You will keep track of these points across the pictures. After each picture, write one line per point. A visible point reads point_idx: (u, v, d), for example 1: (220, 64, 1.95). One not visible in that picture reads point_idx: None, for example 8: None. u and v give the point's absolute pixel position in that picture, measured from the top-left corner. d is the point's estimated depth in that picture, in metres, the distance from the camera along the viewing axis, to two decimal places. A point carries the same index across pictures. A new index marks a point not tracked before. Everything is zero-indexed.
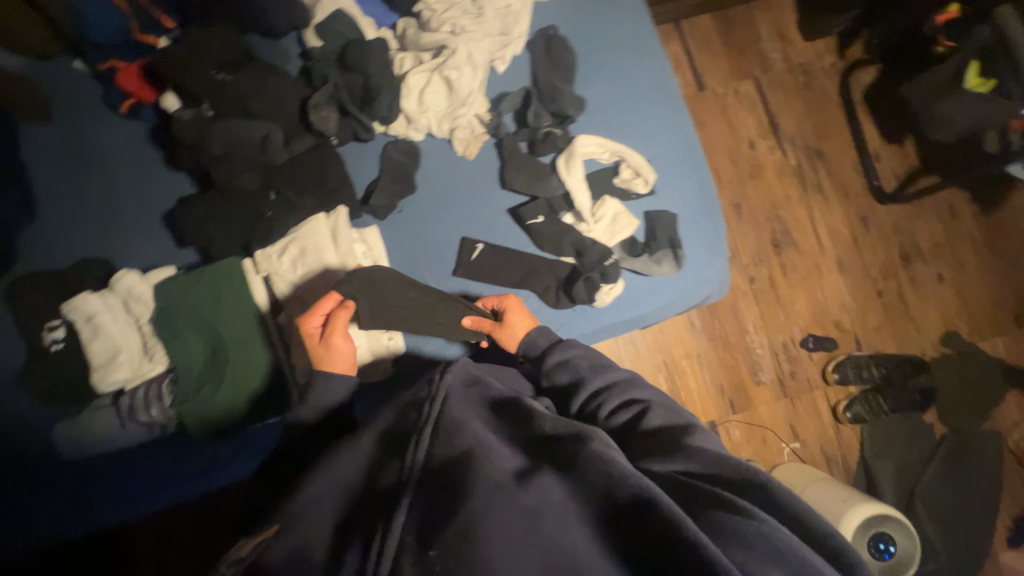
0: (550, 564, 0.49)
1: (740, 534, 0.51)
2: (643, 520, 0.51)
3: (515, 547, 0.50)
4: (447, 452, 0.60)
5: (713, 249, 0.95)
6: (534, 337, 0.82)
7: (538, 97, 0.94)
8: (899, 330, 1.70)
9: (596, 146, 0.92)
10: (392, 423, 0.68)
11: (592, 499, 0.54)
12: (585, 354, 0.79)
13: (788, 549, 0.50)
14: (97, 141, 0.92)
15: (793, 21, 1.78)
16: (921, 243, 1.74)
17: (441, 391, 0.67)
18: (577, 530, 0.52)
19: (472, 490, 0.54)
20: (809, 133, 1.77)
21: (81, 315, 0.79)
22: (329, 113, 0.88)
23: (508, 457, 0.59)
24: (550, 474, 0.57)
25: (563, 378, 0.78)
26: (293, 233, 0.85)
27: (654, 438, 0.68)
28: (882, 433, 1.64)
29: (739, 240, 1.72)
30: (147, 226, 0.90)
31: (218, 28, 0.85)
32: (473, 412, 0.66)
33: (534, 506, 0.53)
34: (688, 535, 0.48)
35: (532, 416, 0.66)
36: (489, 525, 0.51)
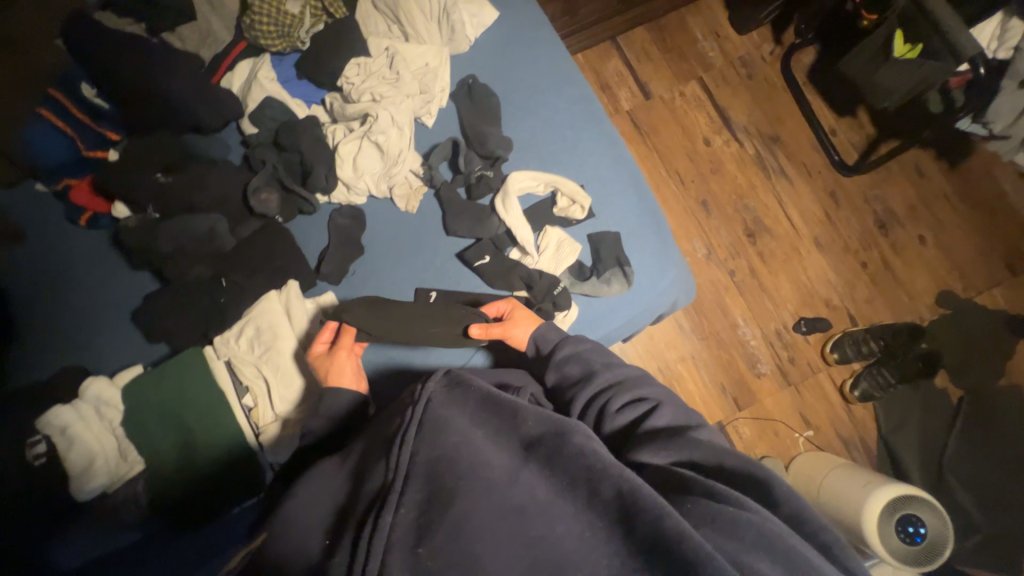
0: (535, 562, 0.48)
1: (735, 528, 0.50)
2: (631, 511, 0.49)
3: (502, 547, 0.49)
4: (436, 452, 0.56)
5: (662, 259, 0.96)
6: (545, 331, 0.82)
7: (466, 144, 0.98)
8: (891, 298, 1.63)
9: (530, 180, 0.95)
10: (377, 430, 0.65)
11: (580, 492, 0.53)
12: (597, 351, 0.79)
13: (781, 539, 0.49)
14: (52, 252, 0.96)
15: (725, 16, 1.77)
16: (896, 208, 1.68)
17: (426, 393, 0.62)
18: (560, 526, 0.50)
19: (460, 491, 0.52)
20: (761, 121, 1.73)
21: (55, 428, 0.82)
22: (270, 195, 0.93)
23: (496, 454, 0.56)
24: (537, 470, 0.55)
25: (573, 371, 0.77)
26: (248, 314, 0.88)
27: (661, 433, 0.67)
28: (897, 408, 1.52)
29: (711, 235, 1.67)
30: (116, 326, 0.94)
31: (158, 137, 0.93)
32: (461, 406, 0.62)
33: (521, 504, 0.52)
34: (674, 525, 0.47)
35: (518, 406, 0.62)
36: (477, 525, 0.50)
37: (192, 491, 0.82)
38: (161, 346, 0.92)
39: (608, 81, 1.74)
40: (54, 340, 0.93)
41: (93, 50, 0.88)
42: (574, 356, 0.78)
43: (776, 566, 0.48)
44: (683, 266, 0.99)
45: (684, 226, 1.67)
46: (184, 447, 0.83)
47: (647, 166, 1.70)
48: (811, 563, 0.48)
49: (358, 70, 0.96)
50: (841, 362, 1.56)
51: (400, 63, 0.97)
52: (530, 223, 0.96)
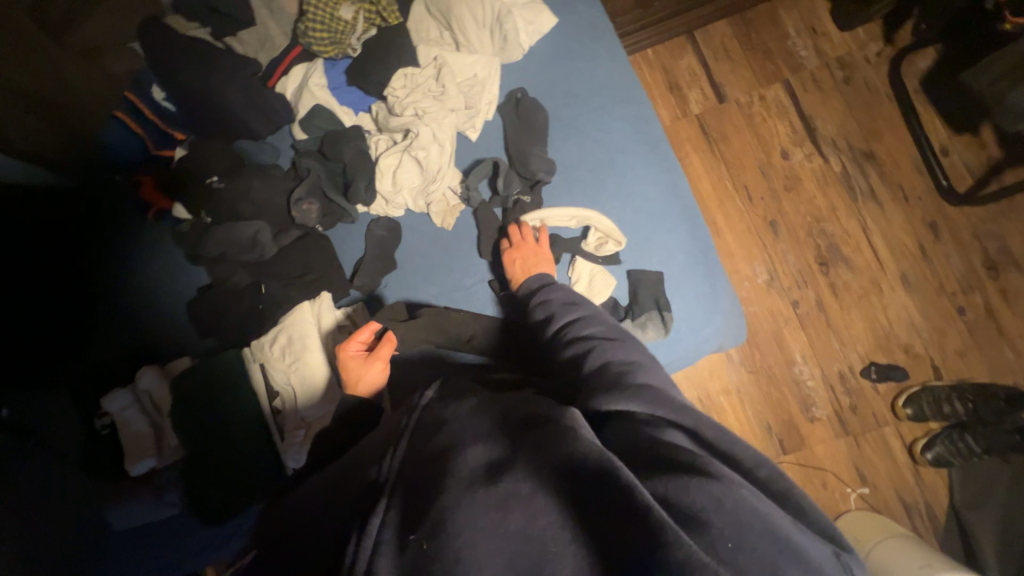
0: (517, 557, 0.38)
1: (683, 491, 0.40)
2: (615, 504, 0.38)
3: (483, 540, 0.39)
4: (426, 449, 0.49)
5: (709, 304, 0.88)
6: (529, 280, 0.81)
7: (507, 163, 0.94)
8: (990, 353, 1.34)
9: (562, 216, 0.89)
10: (370, 444, 0.57)
11: (570, 488, 0.41)
12: (566, 294, 0.76)
13: (728, 499, 0.39)
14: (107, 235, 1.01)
15: (826, 10, 1.52)
16: (1011, 246, 1.38)
17: (423, 400, 0.56)
18: (542, 519, 0.39)
19: (444, 485, 0.43)
20: (854, 134, 1.47)
21: (115, 409, 0.91)
22: (311, 205, 0.95)
23: (478, 449, 0.47)
24: (524, 466, 0.43)
25: (540, 315, 0.76)
26: (282, 322, 0.92)
27: (605, 377, 0.59)
28: (974, 481, 1.27)
29: (777, 260, 1.44)
30: (162, 316, 1.00)
31: (215, 141, 0.98)
32: (458, 407, 0.53)
33: (504, 495, 0.41)
34: (643, 502, 0.37)
35: (508, 401, 0.54)
36: (460, 519, 0.40)
37: (221, 483, 0.86)
38: (208, 340, 0.98)
39: (678, 80, 1.54)
40: (119, 325, 0.99)
41: (169, 60, 0.94)
42: (543, 300, 0.77)
43: (753, 544, 0.37)
44: (733, 313, 0.90)
45: (746, 247, 1.45)
46: (216, 437, 0.88)
47: (712, 179, 1.49)
48: (770, 519, 0.39)
49: (405, 81, 0.94)
50: (914, 419, 1.31)
51: (447, 76, 0.93)
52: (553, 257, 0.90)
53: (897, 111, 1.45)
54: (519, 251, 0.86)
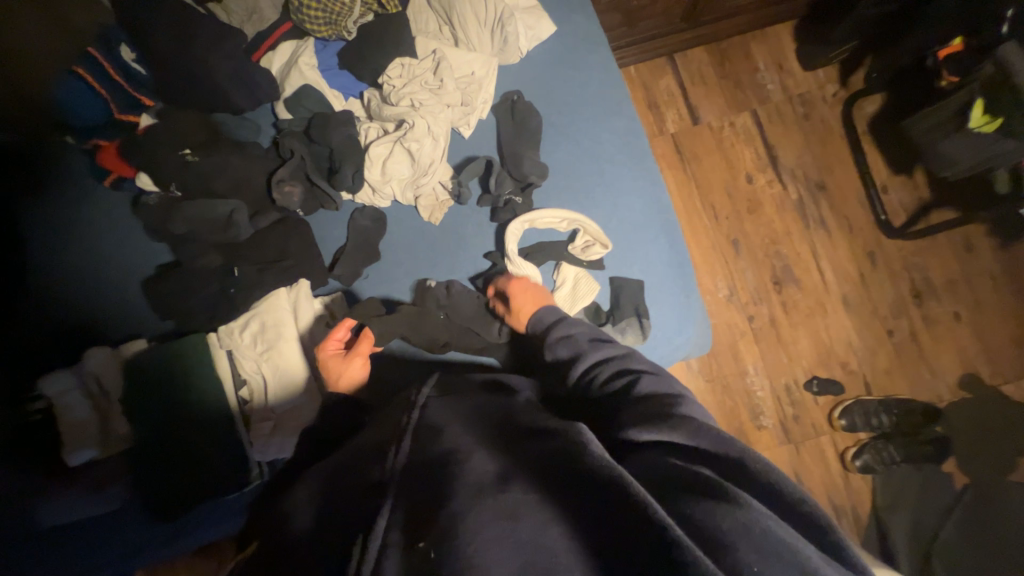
0: (529, 564, 0.38)
1: (706, 514, 0.42)
2: (619, 515, 0.39)
3: (493, 545, 0.38)
4: (428, 453, 0.50)
5: (682, 314, 0.93)
6: (541, 314, 0.81)
7: (500, 162, 0.95)
8: (912, 373, 1.48)
9: (551, 217, 0.92)
10: (368, 442, 0.57)
11: (576, 499, 0.42)
12: (589, 330, 0.77)
13: (756, 525, 0.40)
14: (58, 205, 0.94)
15: (792, 49, 1.64)
16: (934, 278, 1.54)
17: (422, 400, 0.59)
18: (553, 530, 0.40)
19: (452, 489, 0.44)
20: (810, 165, 1.60)
21: (51, 392, 0.83)
22: (293, 188, 0.92)
23: (485, 460, 0.48)
24: (531, 476, 0.45)
25: (563, 352, 0.75)
26: (256, 308, 0.88)
27: (649, 408, 0.59)
28: (894, 486, 1.39)
29: (736, 276, 1.54)
30: (110, 294, 0.91)
31: (190, 113, 0.92)
32: (451, 411, 0.58)
33: (512, 503, 0.42)
34: (655, 516, 0.38)
35: (512, 416, 0.57)
36: (471, 525, 0.40)
37: (175, 478, 0.81)
38: (166, 323, 0.91)
39: (657, 99, 1.62)
40: (63, 299, 0.91)
41: (142, 20, 0.87)
42: (565, 336, 0.76)
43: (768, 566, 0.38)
44: (704, 324, 0.94)
45: (709, 263, 1.54)
46: (176, 427, 0.82)
47: (683, 195, 1.57)
48: (794, 550, 0.39)
49: (402, 71, 0.93)
50: (847, 429, 1.43)
51: (445, 70, 0.93)
52: (537, 259, 0.92)
53: (847, 148, 1.59)
54: (515, 287, 0.86)
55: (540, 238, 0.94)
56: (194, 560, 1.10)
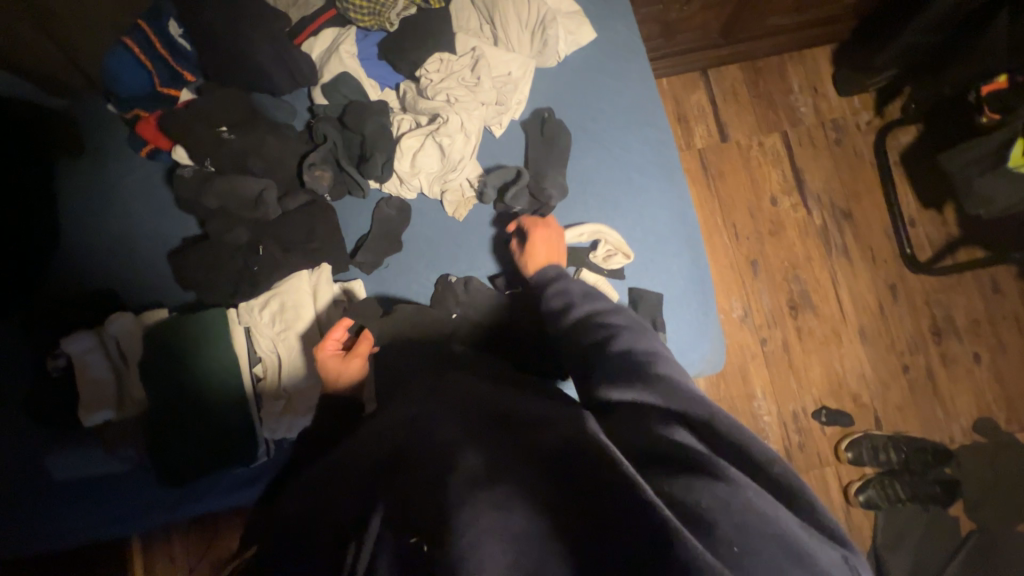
0: (520, 561, 0.38)
1: (688, 492, 0.42)
2: (611, 506, 0.39)
3: (485, 542, 0.38)
4: (426, 446, 0.49)
5: (699, 330, 0.92)
6: (546, 268, 0.81)
7: (529, 178, 0.93)
8: (926, 411, 1.45)
9: (570, 231, 0.91)
10: (374, 433, 0.58)
11: (567, 493, 0.41)
12: (584, 285, 0.75)
13: (734, 500, 0.41)
14: (94, 172, 0.96)
15: (829, 73, 1.62)
16: (957, 317, 1.50)
17: (424, 396, 0.59)
18: (539, 524, 0.40)
19: (448, 481, 0.44)
20: (838, 192, 1.57)
21: (75, 351, 0.85)
22: (323, 172, 0.93)
23: (476, 450, 0.47)
24: (523, 470, 0.44)
25: (553, 304, 0.75)
26: (277, 288, 0.90)
27: (630, 366, 0.58)
28: (897, 526, 1.36)
29: (752, 297, 1.52)
30: (135, 262, 0.93)
31: (230, 90, 0.94)
32: (450, 400, 0.57)
33: (503, 499, 0.41)
34: (644, 497, 0.39)
35: (508, 402, 0.55)
36: (465, 518, 0.40)
37: (184, 449, 0.82)
38: (189, 294, 0.92)
39: (686, 113, 1.60)
40: (91, 262, 0.93)
41: None
42: (560, 290, 0.75)
43: (747, 544, 0.38)
44: (720, 341, 0.94)
45: (726, 282, 1.52)
46: (190, 397, 0.83)
47: (705, 212, 1.56)
48: (772, 521, 0.40)
49: (439, 65, 0.94)
50: (853, 462, 1.40)
51: (482, 68, 0.94)
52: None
53: (877, 178, 1.56)
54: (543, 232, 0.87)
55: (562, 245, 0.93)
56: (190, 531, 1.11)
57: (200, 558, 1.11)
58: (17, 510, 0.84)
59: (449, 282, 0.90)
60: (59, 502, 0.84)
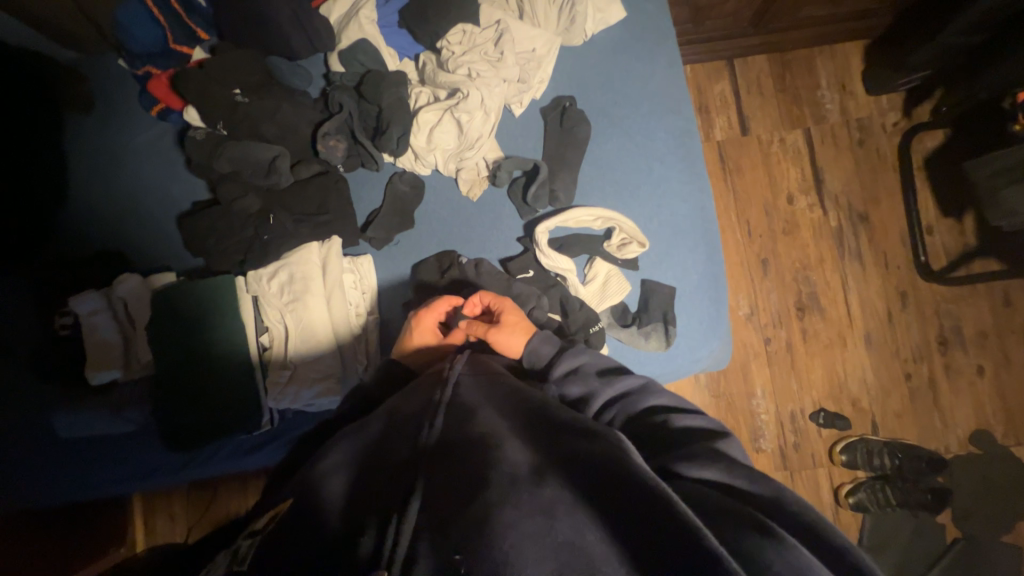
0: (564, 568, 0.36)
1: (760, 551, 0.39)
2: (665, 534, 0.36)
3: (527, 545, 0.37)
4: (463, 433, 0.49)
5: (709, 326, 0.91)
6: (537, 345, 0.73)
7: (546, 174, 0.90)
8: (924, 420, 1.45)
9: (586, 215, 0.90)
10: (400, 409, 0.56)
11: (614, 500, 0.40)
12: (598, 362, 0.70)
13: (809, 572, 0.38)
14: (102, 129, 0.94)
15: (859, 70, 1.56)
16: (964, 329, 1.49)
17: (455, 376, 0.58)
18: (590, 534, 0.38)
19: (489, 477, 0.43)
20: (856, 194, 1.54)
21: (81, 311, 0.84)
22: (338, 143, 0.91)
23: (520, 449, 0.46)
24: (568, 472, 0.43)
25: (573, 392, 0.68)
26: (287, 258, 0.88)
27: (691, 442, 0.57)
28: (884, 529, 1.38)
29: (760, 296, 1.50)
30: (142, 223, 0.92)
31: (243, 51, 0.91)
32: (481, 390, 0.56)
33: (548, 501, 0.40)
34: (710, 546, 0.34)
35: (548, 406, 0.54)
36: (506, 519, 0.39)
37: (193, 415, 0.83)
38: (198, 259, 0.91)
39: (709, 103, 1.56)
40: (99, 222, 0.91)
41: None
42: (575, 372, 0.69)
43: None
44: (729, 338, 0.93)
45: (734, 279, 1.51)
46: (198, 361, 0.83)
47: (720, 206, 1.53)
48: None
49: (462, 38, 0.91)
50: (846, 466, 1.41)
51: (507, 43, 0.91)
52: (572, 251, 0.91)
53: (898, 182, 1.53)
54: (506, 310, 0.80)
55: (575, 231, 0.92)
56: (190, 490, 1.13)
57: (198, 517, 1.13)
58: (26, 463, 0.85)
59: (460, 263, 0.89)
60: (67, 458, 0.86)
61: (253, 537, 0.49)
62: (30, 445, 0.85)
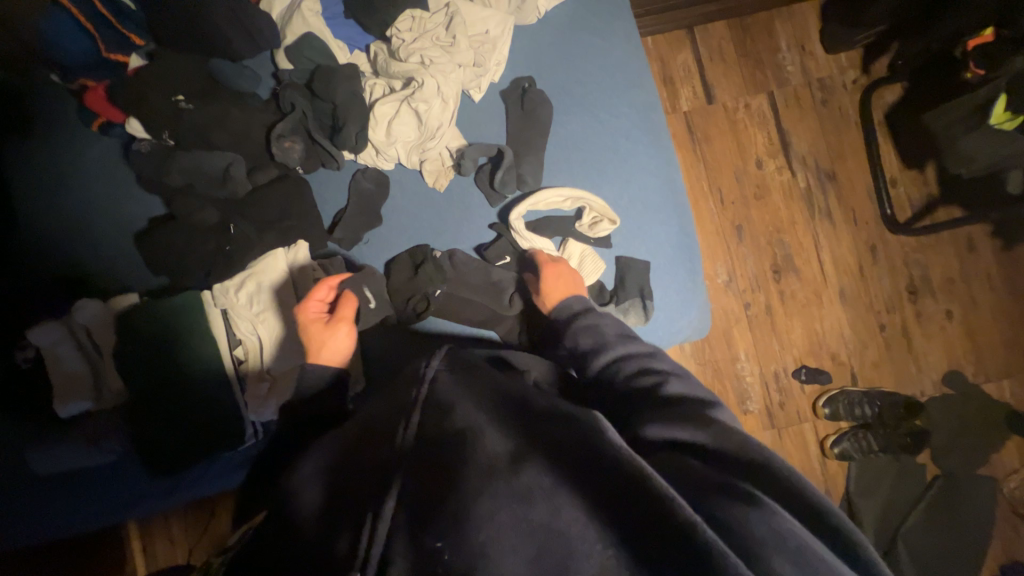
0: (542, 552, 0.37)
1: (739, 518, 0.40)
2: (643, 510, 0.37)
3: (506, 532, 0.38)
4: (441, 431, 0.47)
5: (686, 297, 0.92)
6: (569, 301, 0.82)
7: (512, 158, 0.89)
8: (900, 367, 1.51)
9: (555, 196, 0.89)
10: (377, 410, 0.56)
11: (592, 480, 0.40)
12: (617, 326, 0.77)
13: (790, 537, 0.38)
14: (41, 151, 0.89)
15: (817, 29, 1.56)
16: (932, 275, 1.54)
17: (432, 372, 0.56)
18: (568, 514, 0.39)
19: (467, 470, 0.43)
20: (822, 153, 1.56)
21: (43, 342, 0.82)
22: (293, 144, 0.88)
23: (499, 438, 0.46)
24: (546, 455, 0.43)
25: (585, 342, 0.76)
26: (253, 268, 0.86)
27: (675, 404, 0.58)
28: (868, 474, 1.44)
29: (737, 262, 1.52)
30: (95, 245, 0.88)
31: (184, 56, 0.87)
32: (459, 383, 0.55)
33: (526, 487, 0.41)
34: (686, 518, 0.36)
35: (528, 394, 0.54)
36: (483, 510, 0.39)
37: (171, 436, 0.81)
38: (160, 278, 0.88)
39: (672, 74, 1.55)
40: (50, 248, 0.87)
41: None
42: (590, 326, 0.77)
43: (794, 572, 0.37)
44: (707, 307, 0.94)
45: (711, 247, 1.52)
46: (170, 383, 0.81)
47: (692, 177, 1.54)
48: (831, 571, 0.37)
49: (412, 24, 0.88)
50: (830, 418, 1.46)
51: (459, 26, 0.88)
52: (545, 234, 0.92)
53: (862, 138, 1.55)
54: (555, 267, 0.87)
55: (547, 213, 0.92)
56: (185, 510, 1.11)
57: (196, 538, 1.11)
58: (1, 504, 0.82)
59: (434, 257, 0.87)
60: (43, 494, 0.83)
61: (222, 555, 0.49)
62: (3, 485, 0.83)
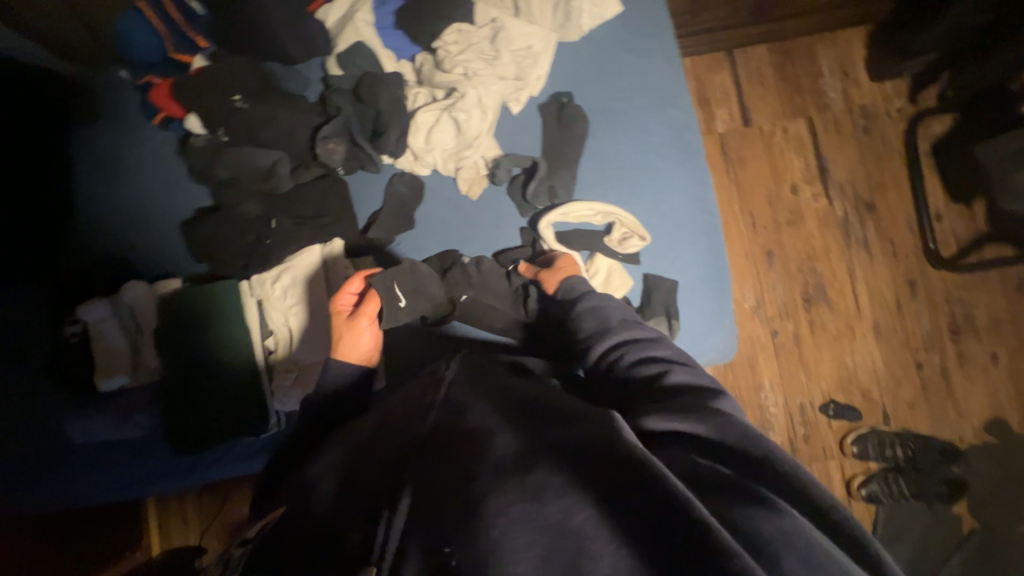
0: (552, 550, 0.36)
1: (749, 519, 0.38)
2: (658, 513, 0.36)
3: (517, 530, 0.38)
4: (455, 427, 0.49)
5: (712, 319, 0.91)
6: (573, 283, 0.82)
7: (545, 170, 0.90)
8: (937, 410, 1.43)
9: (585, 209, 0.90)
10: (398, 409, 0.57)
11: (604, 480, 0.40)
12: (620, 309, 0.75)
13: (802, 538, 0.37)
14: (105, 141, 0.95)
15: (863, 56, 1.53)
16: (977, 315, 1.46)
17: (449, 378, 0.58)
18: (581, 513, 0.38)
19: (479, 468, 0.43)
20: (862, 182, 1.51)
21: (90, 319, 0.86)
22: (337, 146, 0.91)
23: (510, 438, 0.46)
24: (559, 454, 0.43)
25: (588, 326, 0.74)
26: (287, 262, 0.90)
27: (674, 394, 0.57)
28: (898, 521, 1.36)
29: (766, 288, 1.49)
30: (145, 231, 0.93)
31: (242, 58, 0.92)
32: (473, 390, 0.56)
33: (538, 485, 0.40)
34: (700, 519, 0.35)
35: (540, 398, 0.54)
36: (495, 506, 0.39)
37: (199, 420, 0.84)
38: (200, 266, 0.92)
39: (709, 95, 1.54)
40: (104, 232, 0.93)
41: None
42: (592, 309, 0.76)
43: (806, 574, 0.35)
44: (733, 331, 0.92)
45: (740, 271, 1.49)
46: (202, 368, 0.84)
47: (724, 199, 1.51)
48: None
49: (458, 37, 0.92)
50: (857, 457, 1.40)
51: (503, 41, 0.92)
52: (573, 247, 0.91)
53: (905, 169, 1.50)
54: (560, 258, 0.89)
55: (576, 226, 0.92)
56: (202, 494, 1.14)
57: (210, 522, 1.14)
58: (38, 470, 0.87)
59: (461, 263, 0.88)
60: (77, 463, 0.87)
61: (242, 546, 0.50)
62: (42, 452, 0.87)
